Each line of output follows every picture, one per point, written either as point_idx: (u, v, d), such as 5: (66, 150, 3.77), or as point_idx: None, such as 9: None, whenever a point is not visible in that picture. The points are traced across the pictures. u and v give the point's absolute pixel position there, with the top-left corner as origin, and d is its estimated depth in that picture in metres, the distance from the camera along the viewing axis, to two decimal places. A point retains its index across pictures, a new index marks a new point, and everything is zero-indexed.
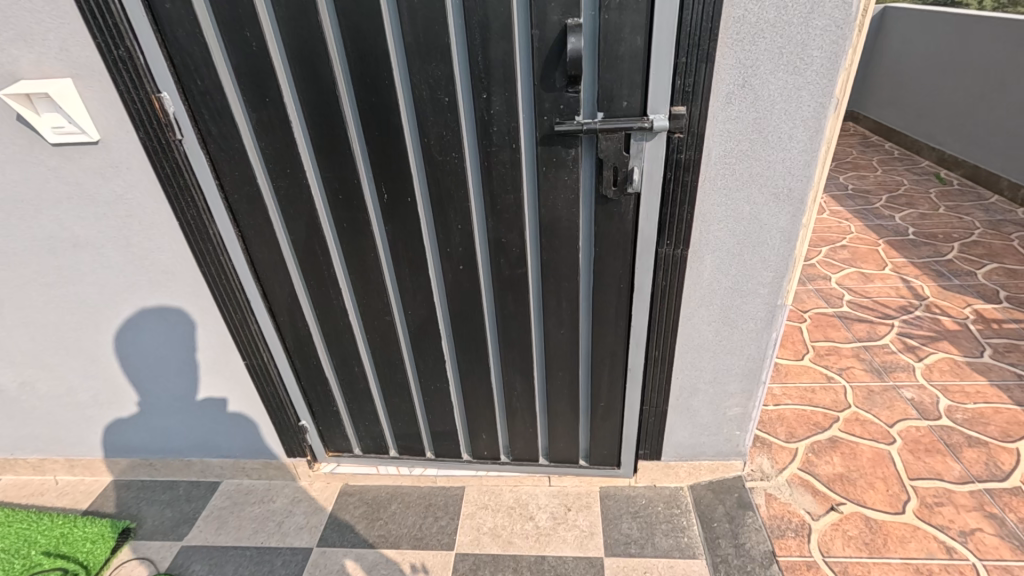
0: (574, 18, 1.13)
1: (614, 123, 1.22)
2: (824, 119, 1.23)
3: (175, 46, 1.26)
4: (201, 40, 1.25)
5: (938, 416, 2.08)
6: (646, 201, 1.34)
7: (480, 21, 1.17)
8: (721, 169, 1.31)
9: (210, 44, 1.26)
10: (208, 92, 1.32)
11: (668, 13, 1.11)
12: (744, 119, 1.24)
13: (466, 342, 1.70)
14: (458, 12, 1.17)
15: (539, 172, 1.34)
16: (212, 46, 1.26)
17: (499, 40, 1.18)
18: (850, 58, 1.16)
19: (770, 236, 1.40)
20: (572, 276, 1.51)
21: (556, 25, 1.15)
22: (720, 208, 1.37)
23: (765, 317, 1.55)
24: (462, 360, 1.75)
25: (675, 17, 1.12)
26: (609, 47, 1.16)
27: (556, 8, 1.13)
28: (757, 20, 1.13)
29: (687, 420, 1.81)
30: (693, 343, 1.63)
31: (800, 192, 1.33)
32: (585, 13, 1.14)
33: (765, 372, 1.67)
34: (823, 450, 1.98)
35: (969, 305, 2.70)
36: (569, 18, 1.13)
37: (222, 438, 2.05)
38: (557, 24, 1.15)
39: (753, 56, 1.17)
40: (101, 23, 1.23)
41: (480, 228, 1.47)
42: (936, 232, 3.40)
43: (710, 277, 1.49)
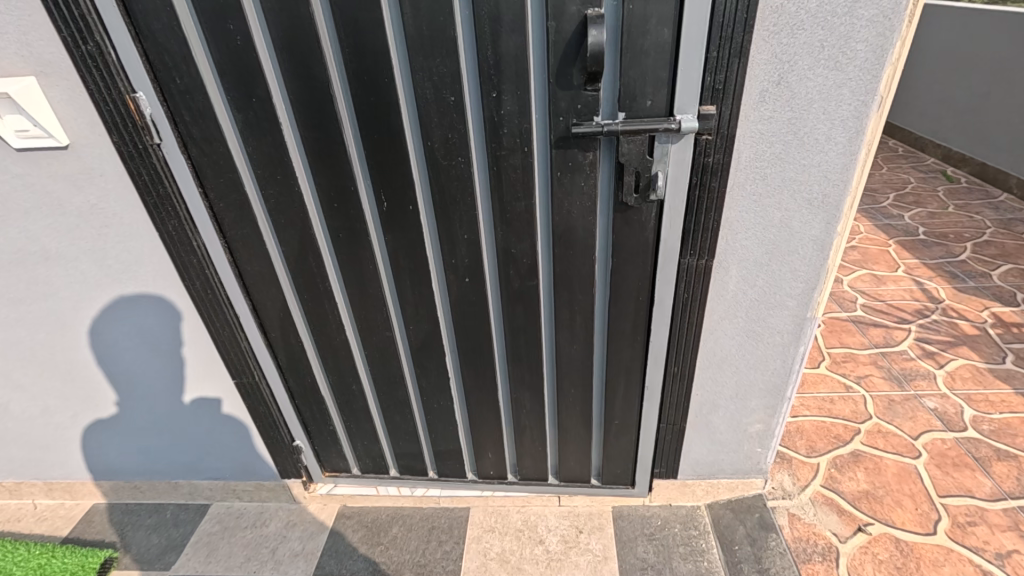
0: (595, 8, 1.02)
1: (637, 125, 1.12)
2: (865, 119, 1.12)
3: (150, 41, 1.14)
4: (179, 32, 1.13)
5: (963, 427, 2.00)
6: (669, 209, 1.24)
7: (488, 12, 1.05)
8: (751, 173, 1.20)
9: (189, 36, 1.13)
10: (189, 91, 1.19)
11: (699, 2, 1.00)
12: (777, 120, 1.14)
13: (471, 359, 1.59)
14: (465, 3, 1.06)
15: (553, 178, 1.23)
16: (192, 39, 1.14)
17: (510, 33, 1.07)
18: (898, 52, 1.05)
19: (800, 245, 1.30)
20: (586, 289, 1.40)
21: (574, 16, 1.04)
22: (749, 216, 1.27)
23: (792, 331, 1.45)
24: (468, 377, 1.64)
25: (706, 7, 1.01)
26: (632, 40, 1.05)
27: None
28: (797, 10, 1.02)
29: (705, 437, 1.71)
30: (714, 357, 1.52)
31: (835, 198, 1.23)
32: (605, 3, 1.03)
33: (790, 388, 1.57)
34: (846, 466, 1.89)
35: (986, 307, 2.62)
36: (589, 8, 1.02)
37: (212, 459, 1.94)
38: (575, 15, 1.04)
39: (789, 50, 1.06)
40: (67, 16, 1.11)
41: (488, 239, 1.36)
42: (948, 232, 3.32)
43: (735, 289, 1.38)
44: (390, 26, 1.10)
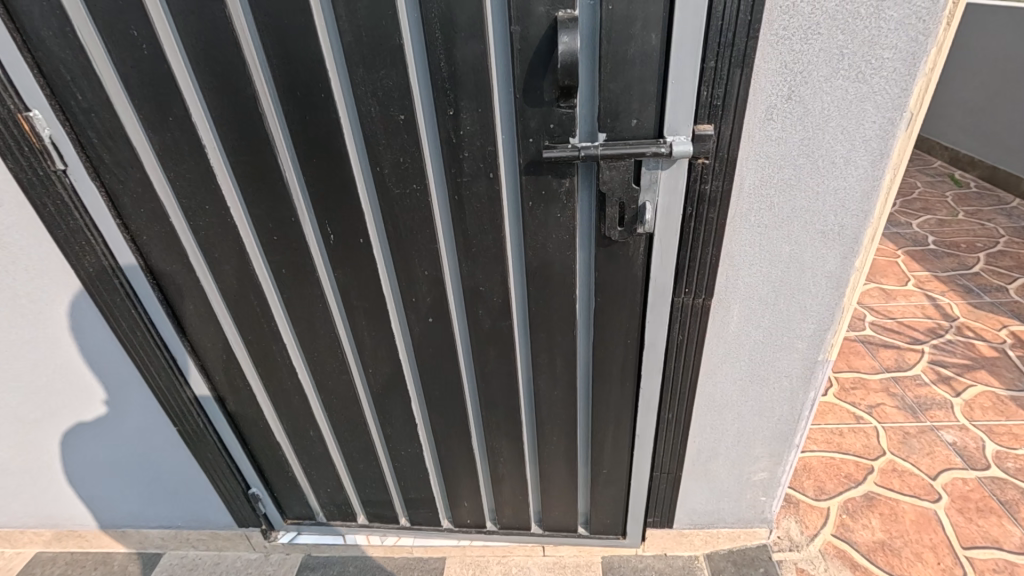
0: (567, 10, 0.84)
1: (621, 149, 0.94)
2: (892, 139, 0.94)
3: (41, 51, 0.96)
4: (74, 41, 0.95)
5: (986, 465, 1.83)
6: (659, 243, 1.06)
7: (440, 15, 0.87)
8: (755, 202, 1.03)
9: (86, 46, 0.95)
10: (94, 109, 1.01)
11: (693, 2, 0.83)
12: (787, 140, 0.96)
13: (441, 405, 1.41)
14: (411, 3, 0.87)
15: (524, 207, 1.06)
16: (91, 50, 0.96)
17: (467, 39, 0.89)
18: (933, 60, 0.87)
19: (813, 282, 1.12)
20: (566, 330, 1.22)
21: (543, 19, 0.86)
22: (753, 249, 1.09)
23: (801, 375, 1.27)
24: (438, 423, 1.46)
25: (702, 9, 0.83)
26: (613, 48, 0.88)
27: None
28: (813, 10, 0.84)
29: (704, 485, 1.54)
30: (713, 403, 1.35)
31: (853, 230, 1.05)
32: (580, 3, 0.85)
33: (798, 435, 1.39)
34: (858, 511, 1.72)
35: (1004, 326, 2.45)
36: (560, 9, 0.84)
37: (162, 507, 1.76)
38: (544, 18, 0.86)
39: (802, 59, 0.88)
40: None
41: (452, 275, 1.18)
42: (958, 241, 3.15)
43: (737, 329, 1.21)
44: (324, 32, 0.91)
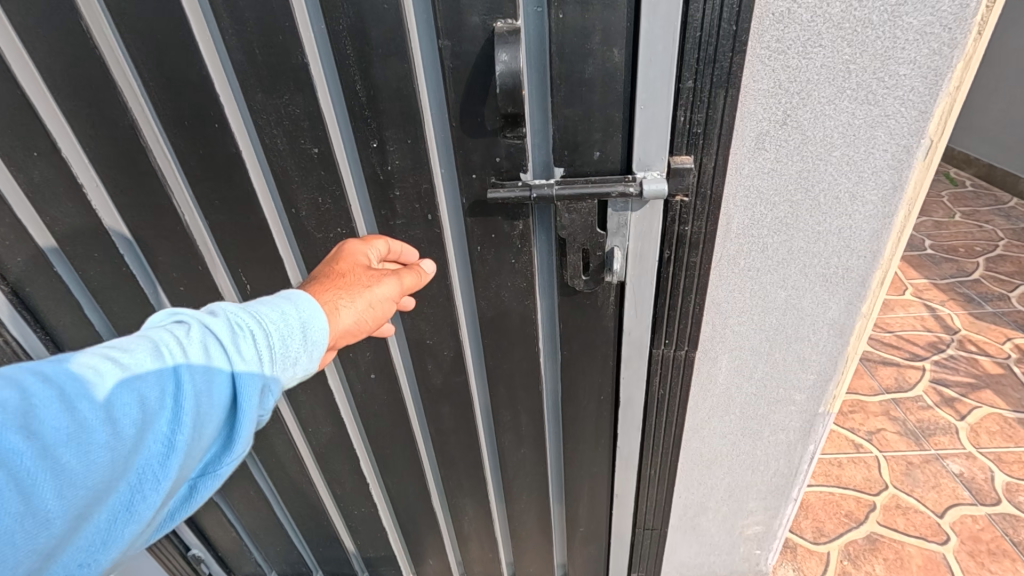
0: (508, 20, 0.68)
1: (581, 190, 0.77)
2: (908, 170, 0.78)
3: None
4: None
5: (996, 500, 1.69)
6: (633, 291, 0.90)
7: (351, 27, 0.69)
8: (745, 242, 0.87)
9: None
10: None
11: (664, 8, 0.66)
12: (782, 173, 0.80)
13: (393, 464, 1.24)
14: (314, 12, 0.70)
15: (472, 252, 0.89)
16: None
17: (385, 55, 0.71)
18: (960, 76, 0.71)
19: (812, 329, 0.97)
20: (530, 386, 1.06)
21: (477, 32, 0.69)
22: (743, 295, 0.93)
23: (800, 428, 1.12)
24: (392, 482, 1.29)
25: (676, 16, 0.66)
26: (567, 65, 0.71)
27: (475, 3, 0.67)
28: (812, 17, 0.67)
29: (693, 540, 1.38)
30: (701, 458, 1.20)
31: (861, 273, 0.89)
32: (523, 10, 0.69)
33: (796, 488, 1.25)
34: (861, 556, 1.57)
35: (1008, 339, 2.31)
36: (498, 19, 0.68)
37: None
38: (479, 30, 0.68)
39: (799, 77, 0.72)
40: None
41: (393, 326, 1.01)
42: (957, 244, 3.02)
43: (727, 381, 1.05)
44: (209, 46, 0.73)
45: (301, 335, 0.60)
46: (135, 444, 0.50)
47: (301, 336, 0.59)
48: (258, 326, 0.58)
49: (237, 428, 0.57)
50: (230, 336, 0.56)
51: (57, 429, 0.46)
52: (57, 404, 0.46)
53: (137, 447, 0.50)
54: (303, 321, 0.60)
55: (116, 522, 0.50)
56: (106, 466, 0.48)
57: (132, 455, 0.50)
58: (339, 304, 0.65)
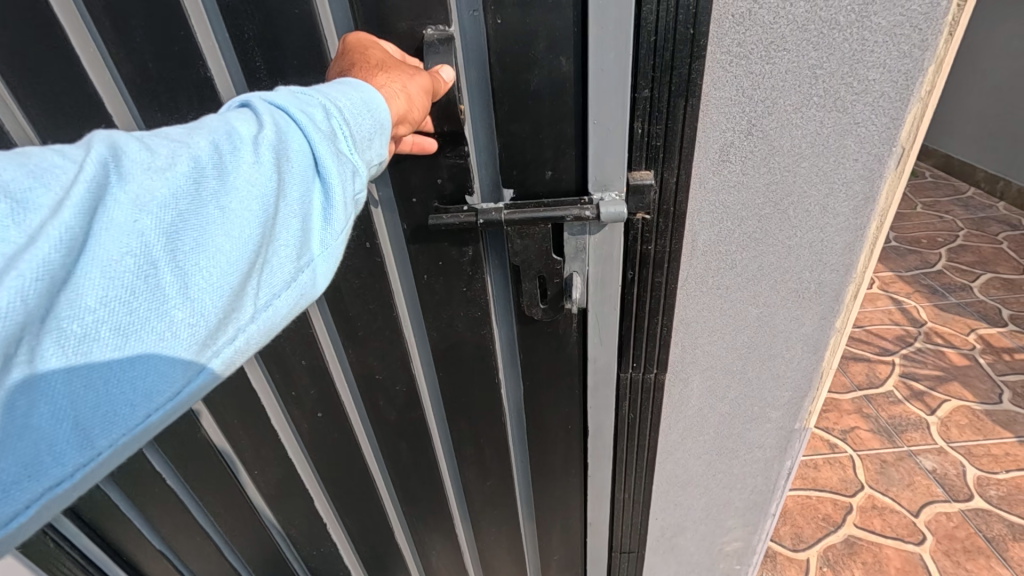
0: (439, 26, 0.61)
1: (533, 214, 0.71)
2: (880, 181, 0.73)
3: None
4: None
5: (969, 495, 1.70)
6: (597, 316, 0.85)
7: (259, 36, 0.63)
8: (713, 261, 0.81)
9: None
10: None
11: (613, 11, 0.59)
12: (749, 186, 0.74)
13: (348, 503, 1.15)
14: (218, 19, 0.63)
15: (420, 280, 0.81)
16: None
17: (302, 65, 0.64)
18: (932, 80, 0.66)
19: (785, 346, 0.92)
20: (490, 414, 0.99)
21: (404, 40, 0.62)
22: (714, 314, 0.88)
23: (777, 445, 1.08)
24: (350, 521, 1.20)
25: (625, 20, 0.60)
26: (509, 75, 0.64)
27: (399, 7, 0.60)
28: (775, 19, 0.61)
29: (671, 560, 1.34)
30: (677, 480, 1.14)
31: (834, 288, 0.84)
32: (457, 14, 0.62)
33: (774, 503, 1.21)
34: (841, 561, 1.55)
35: (971, 329, 2.35)
36: (427, 25, 0.61)
37: None
38: (408, 37, 0.62)
39: (763, 84, 0.66)
40: None
41: (334, 351, 0.92)
42: (920, 236, 3.06)
43: (700, 402, 1.00)
44: (96, 60, 0.65)
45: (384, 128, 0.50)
46: (215, 210, 0.41)
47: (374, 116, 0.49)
48: (327, 114, 0.47)
49: (331, 199, 0.47)
50: (305, 118, 0.46)
51: (112, 191, 0.37)
52: (109, 188, 0.37)
53: (227, 231, 0.41)
54: (375, 107, 0.49)
55: (209, 273, 0.40)
56: (191, 250, 0.40)
57: (223, 244, 0.41)
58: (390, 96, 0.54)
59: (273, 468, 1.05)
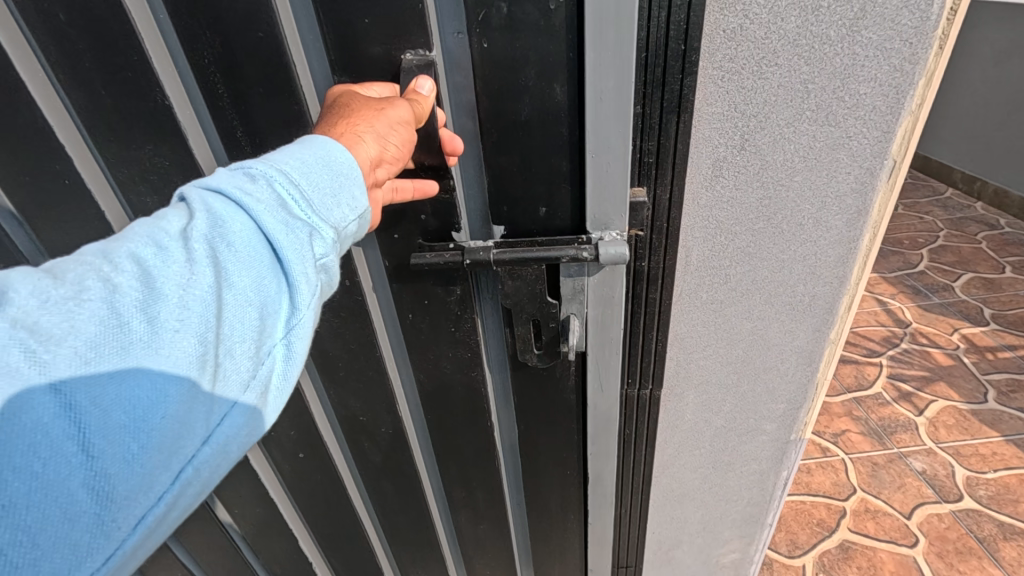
0: (418, 50, 0.60)
1: (524, 255, 0.69)
2: (872, 194, 0.73)
3: None
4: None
5: (959, 496, 1.71)
6: (596, 358, 0.84)
7: (218, 57, 0.62)
8: (706, 276, 0.80)
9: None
10: None
11: (612, 41, 0.57)
12: (743, 200, 0.73)
13: (334, 530, 1.12)
14: (174, 41, 0.63)
15: (406, 318, 0.81)
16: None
17: (271, 89, 0.64)
18: (923, 94, 0.65)
19: (780, 359, 0.91)
20: (480, 438, 0.97)
21: (380, 64, 0.61)
22: (708, 329, 0.86)
23: (772, 456, 1.07)
24: (337, 547, 1.16)
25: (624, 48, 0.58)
26: (499, 105, 0.63)
27: (373, 30, 0.59)
28: (765, 34, 0.60)
29: (668, 575, 1.32)
30: (673, 494, 1.13)
31: (827, 300, 0.84)
32: (438, 36, 0.60)
33: (771, 514, 1.20)
34: (836, 567, 1.55)
35: (955, 329, 2.38)
36: (404, 50, 0.60)
37: None
38: (384, 61, 0.61)
39: (755, 99, 0.65)
40: None
41: (308, 377, 0.91)
42: (902, 237, 3.10)
43: (695, 417, 0.99)
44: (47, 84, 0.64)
45: (345, 183, 0.50)
46: (177, 285, 0.43)
47: (331, 176, 0.50)
48: (287, 180, 0.48)
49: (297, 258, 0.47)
50: (264, 190, 0.47)
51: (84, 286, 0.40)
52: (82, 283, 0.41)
53: (189, 303, 0.43)
54: (336, 160, 0.50)
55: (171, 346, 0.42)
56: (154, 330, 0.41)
57: (189, 315, 0.42)
58: (360, 131, 0.53)
59: (258, 506, 1.01)
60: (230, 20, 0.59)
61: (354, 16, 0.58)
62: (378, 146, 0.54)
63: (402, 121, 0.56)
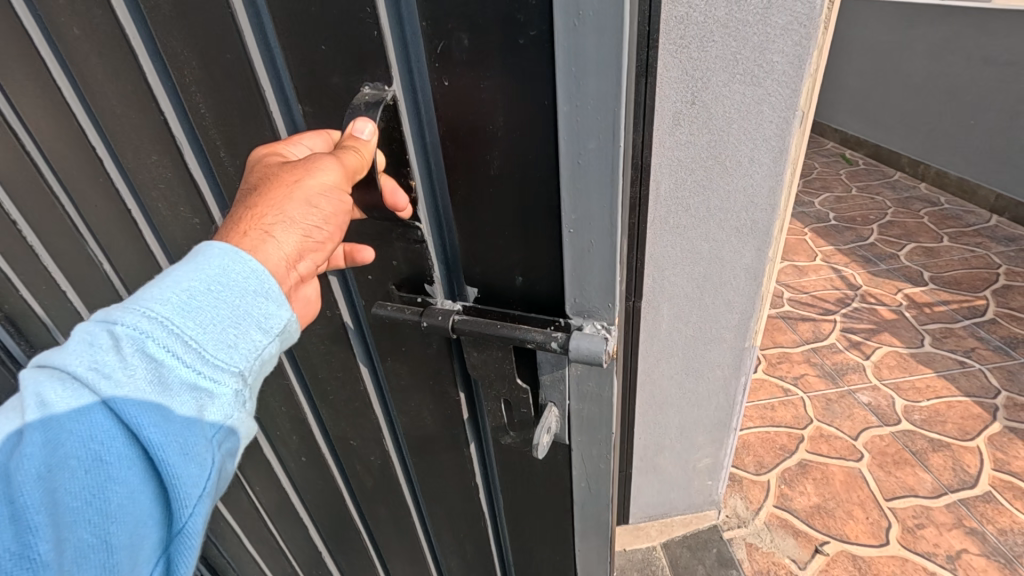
0: (376, 83, 0.52)
1: (486, 332, 0.59)
2: (789, 137, 0.99)
3: None
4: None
5: (897, 420, 2.00)
6: (598, 468, 0.71)
7: (196, 82, 0.60)
8: (672, 204, 1.06)
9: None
10: None
11: (592, 90, 0.45)
12: (696, 143, 0.99)
13: (329, 510, 1.13)
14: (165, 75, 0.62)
15: (386, 361, 0.78)
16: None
17: (242, 117, 0.60)
18: (816, 61, 0.93)
19: (732, 275, 1.17)
20: (464, 477, 0.87)
21: (343, 97, 0.55)
22: (675, 250, 1.13)
23: (732, 363, 1.33)
24: (335, 532, 1.18)
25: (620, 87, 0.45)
26: (465, 144, 0.54)
27: (333, 63, 0.53)
28: (705, 19, 0.87)
29: (653, 480, 1.57)
30: (654, 399, 1.38)
31: (764, 223, 1.10)
32: (395, 61, 0.52)
33: (735, 419, 1.46)
34: (795, 479, 1.83)
35: (899, 290, 2.70)
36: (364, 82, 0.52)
37: None
38: (345, 92, 0.54)
39: (699, 66, 0.91)
40: None
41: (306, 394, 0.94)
42: (855, 215, 3.44)
43: (668, 327, 1.24)
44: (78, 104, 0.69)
45: (250, 304, 0.44)
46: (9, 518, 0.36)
47: (215, 326, 0.42)
48: (143, 349, 0.39)
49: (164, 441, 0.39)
50: (111, 369, 0.38)
51: None
52: None
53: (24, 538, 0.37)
54: (236, 282, 0.43)
55: None
56: None
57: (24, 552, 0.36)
58: (272, 226, 0.48)
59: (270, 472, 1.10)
60: (202, 39, 0.56)
61: (313, 43, 0.53)
62: (294, 239, 0.49)
63: (323, 197, 0.49)
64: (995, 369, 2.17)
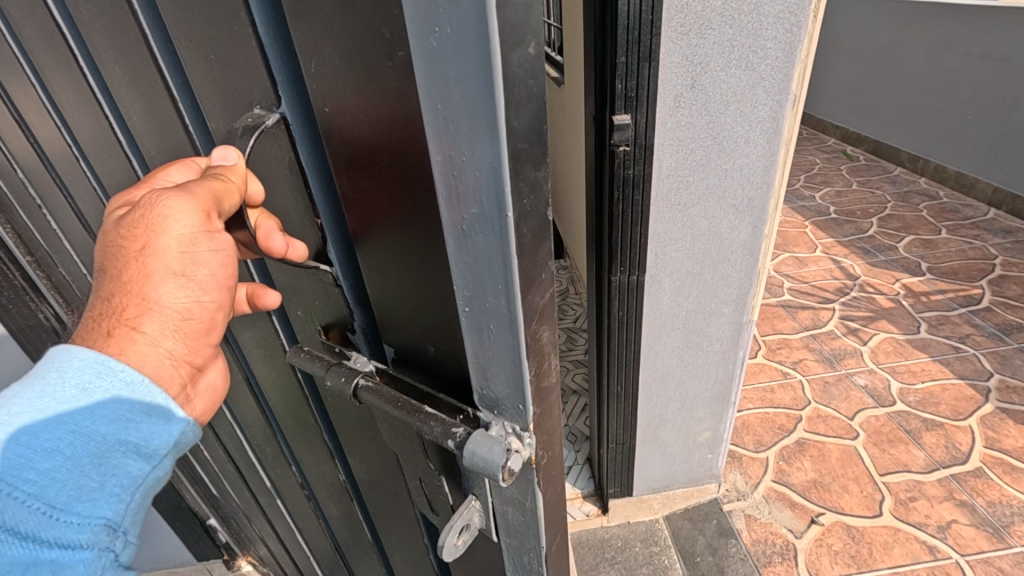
0: (263, 106, 0.44)
1: (389, 412, 0.48)
2: (782, 119, 1.07)
3: None
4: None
5: (893, 401, 2.07)
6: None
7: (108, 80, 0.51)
8: (674, 182, 1.14)
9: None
10: None
11: (465, 139, 0.32)
12: (695, 125, 1.07)
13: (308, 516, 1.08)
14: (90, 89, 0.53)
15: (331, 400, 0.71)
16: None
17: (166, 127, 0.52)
18: (807, 49, 1.01)
19: (730, 251, 1.25)
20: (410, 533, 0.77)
21: (236, 113, 0.46)
22: (676, 227, 1.20)
23: (730, 337, 1.41)
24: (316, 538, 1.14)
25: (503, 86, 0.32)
26: (356, 173, 0.43)
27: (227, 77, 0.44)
28: (703, 9, 0.95)
29: (655, 452, 1.65)
30: (657, 372, 1.46)
31: (759, 201, 1.18)
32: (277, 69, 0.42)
33: (733, 392, 1.54)
34: (793, 456, 1.90)
35: (897, 280, 2.76)
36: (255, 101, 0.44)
37: None
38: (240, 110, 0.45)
39: (699, 52, 0.99)
40: None
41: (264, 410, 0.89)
42: (855, 209, 3.50)
43: (670, 300, 1.32)
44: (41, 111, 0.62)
45: (131, 420, 0.42)
46: None
47: (91, 451, 0.40)
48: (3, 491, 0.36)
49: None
50: None
51: None
52: None
53: None
54: (109, 398, 0.41)
55: None
56: None
57: None
58: (133, 325, 0.44)
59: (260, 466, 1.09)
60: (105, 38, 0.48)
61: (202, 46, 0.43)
62: (170, 344, 0.45)
63: (195, 264, 0.45)
64: (989, 354, 2.24)
